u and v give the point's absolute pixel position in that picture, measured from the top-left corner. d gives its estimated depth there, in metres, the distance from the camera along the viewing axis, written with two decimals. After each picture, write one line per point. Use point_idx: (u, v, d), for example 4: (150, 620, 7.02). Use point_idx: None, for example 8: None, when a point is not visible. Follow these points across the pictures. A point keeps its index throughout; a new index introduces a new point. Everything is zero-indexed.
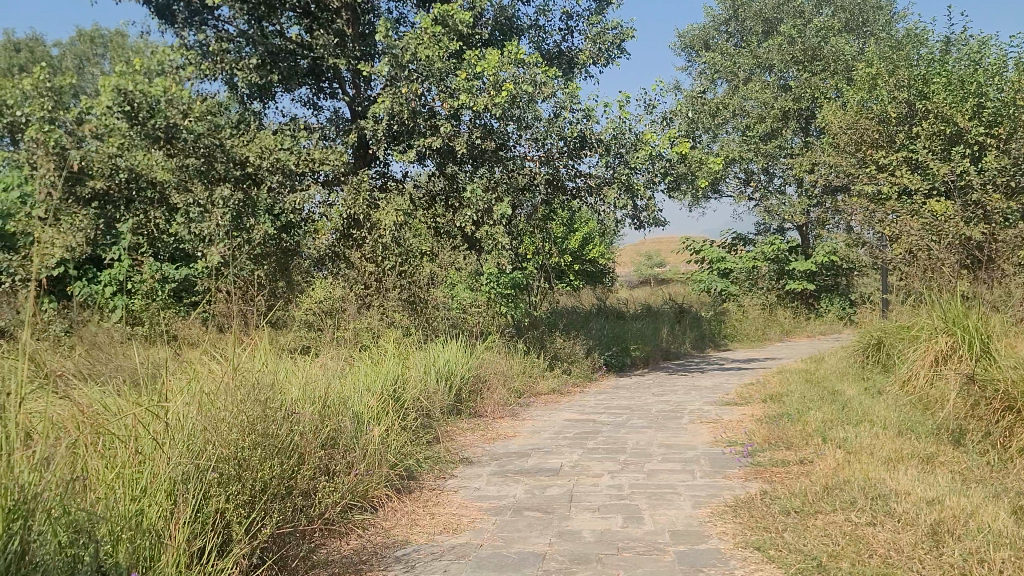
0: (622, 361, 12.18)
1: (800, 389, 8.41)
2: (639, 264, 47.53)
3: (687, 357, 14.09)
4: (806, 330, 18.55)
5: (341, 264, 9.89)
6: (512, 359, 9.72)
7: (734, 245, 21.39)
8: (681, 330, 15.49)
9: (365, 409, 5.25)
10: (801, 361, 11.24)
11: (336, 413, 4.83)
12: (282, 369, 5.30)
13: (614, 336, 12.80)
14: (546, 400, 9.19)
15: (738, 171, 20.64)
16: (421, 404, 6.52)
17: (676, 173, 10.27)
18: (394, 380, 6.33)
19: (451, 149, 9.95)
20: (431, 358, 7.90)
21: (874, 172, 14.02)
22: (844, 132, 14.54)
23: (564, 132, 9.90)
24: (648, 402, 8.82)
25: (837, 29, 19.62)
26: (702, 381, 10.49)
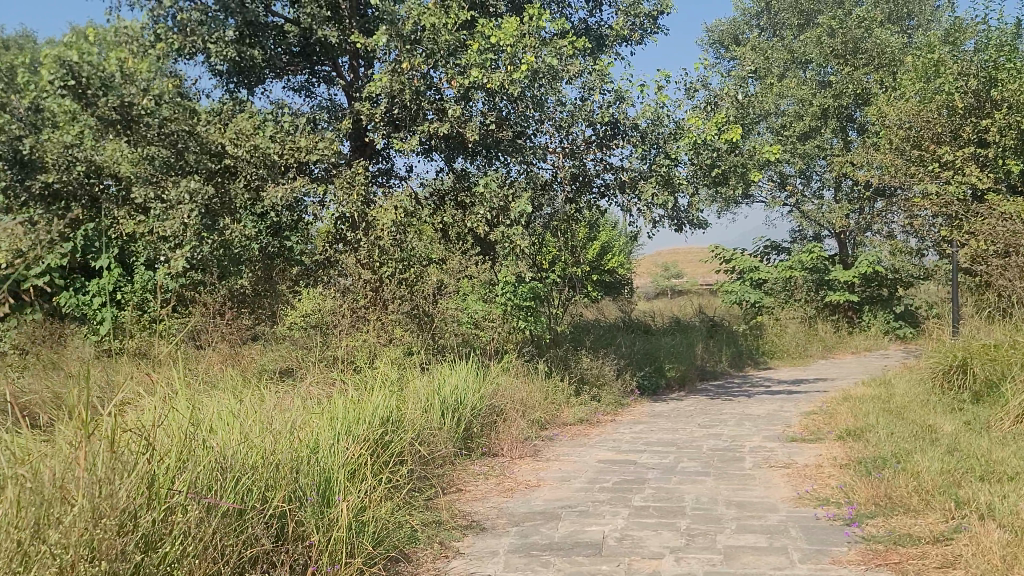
0: (657, 383, 10.73)
1: (884, 423, 6.95)
2: (657, 276, 45.93)
3: (726, 376, 12.62)
4: (850, 346, 17.03)
5: (334, 271, 8.48)
6: (532, 384, 8.30)
7: (766, 253, 19.98)
8: (716, 346, 14.01)
9: (339, 470, 3.81)
10: (865, 385, 9.75)
11: (293, 483, 3.48)
12: (224, 421, 3.84)
13: (646, 354, 11.34)
14: (573, 432, 7.76)
15: (771, 175, 19.20)
16: (418, 450, 5.10)
17: (723, 166, 8.83)
18: (382, 421, 4.89)
19: (461, 137, 8.51)
20: (435, 385, 6.50)
21: (934, 170, 12.56)
22: (899, 127, 13.07)
23: (592, 117, 8.50)
24: (696, 436, 7.38)
25: (881, 20, 18.12)
26: (753, 408, 9.04)
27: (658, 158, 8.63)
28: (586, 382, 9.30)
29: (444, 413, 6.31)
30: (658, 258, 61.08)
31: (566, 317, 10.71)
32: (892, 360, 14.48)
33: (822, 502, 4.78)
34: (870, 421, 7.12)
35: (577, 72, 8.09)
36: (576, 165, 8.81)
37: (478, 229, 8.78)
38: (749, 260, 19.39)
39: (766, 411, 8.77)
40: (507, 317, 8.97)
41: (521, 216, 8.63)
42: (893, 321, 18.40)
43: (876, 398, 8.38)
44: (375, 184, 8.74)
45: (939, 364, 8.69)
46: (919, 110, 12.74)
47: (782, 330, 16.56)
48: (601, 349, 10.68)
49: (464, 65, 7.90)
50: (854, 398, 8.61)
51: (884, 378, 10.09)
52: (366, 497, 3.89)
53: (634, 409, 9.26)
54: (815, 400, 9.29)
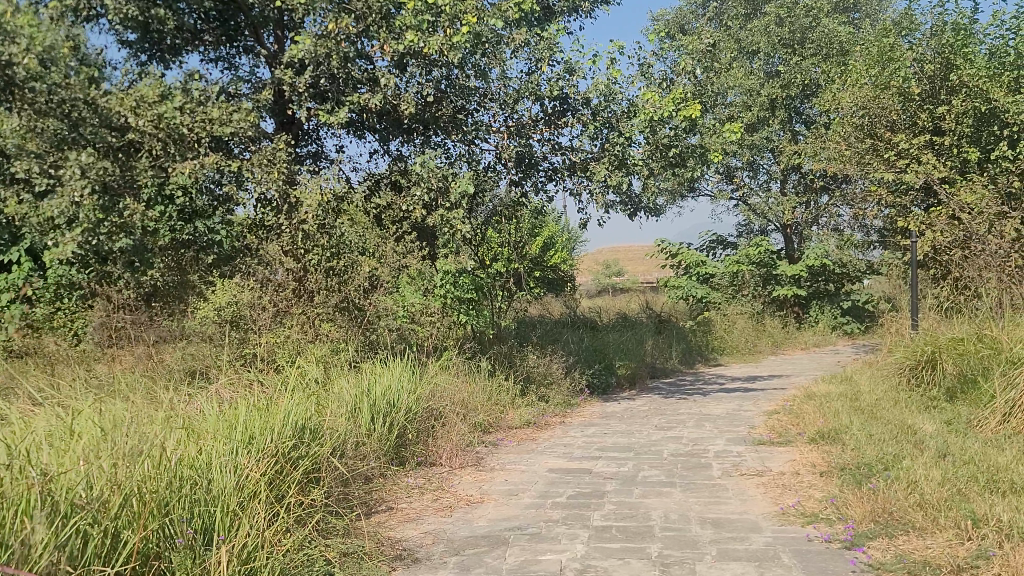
0: (606, 381, 10.05)
1: (859, 423, 6.38)
2: (598, 274, 45.57)
3: (677, 374, 12.04)
4: (799, 342, 16.65)
5: (252, 260, 7.54)
6: (474, 383, 7.55)
7: (712, 248, 19.54)
8: (665, 343, 13.43)
9: (228, 502, 3.17)
10: (826, 382, 9.23)
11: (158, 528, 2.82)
12: (95, 443, 3.16)
13: (594, 350, 10.66)
14: (519, 437, 7.03)
15: (718, 166, 18.68)
16: (338, 467, 4.37)
17: (680, 146, 8.18)
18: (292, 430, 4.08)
19: (394, 113, 7.76)
20: (364, 386, 5.73)
21: (889, 159, 12.15)
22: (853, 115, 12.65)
23: (539, 92, 7.80)
24: (654, 440, 6.71)
25: (829, 9, 17.80)
26: (710, 407, 8.42)
27: (611, 137, 7.94)
28: (533, 381, 8.57)
29: (373, 418, 5.53)
30: (599, 255, 60.83)
31: (509, 311, 9.97)
32: (844, 356, 14.09)
33: (811, 519, 4.14)
34: (843, 422, 6.53)
35: (523, 42, 7.46)
36: (521, 145, 8.10)
37: (415, 213, 7.98)
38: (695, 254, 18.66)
39: (725, 411, 8.17)
40: (447, 311, 8.19)
41: (461, 198, 7.88)
42: (840, 316, 18.16)
43: (841, 396, 7.84)
44: (299, 163, 7.89)
45: (906, 359, 8.19)
46: (873, 97, 12.32)
47: (731, 325, 16.09)
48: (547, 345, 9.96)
49: (399, 29, 7.10)
50: (818, 396, 8.05)
51: (844, 375, 9.59)
52: (257, 544, 3.13)
53: (585, 410, 8.57)
54: (775, 398, 8.72)
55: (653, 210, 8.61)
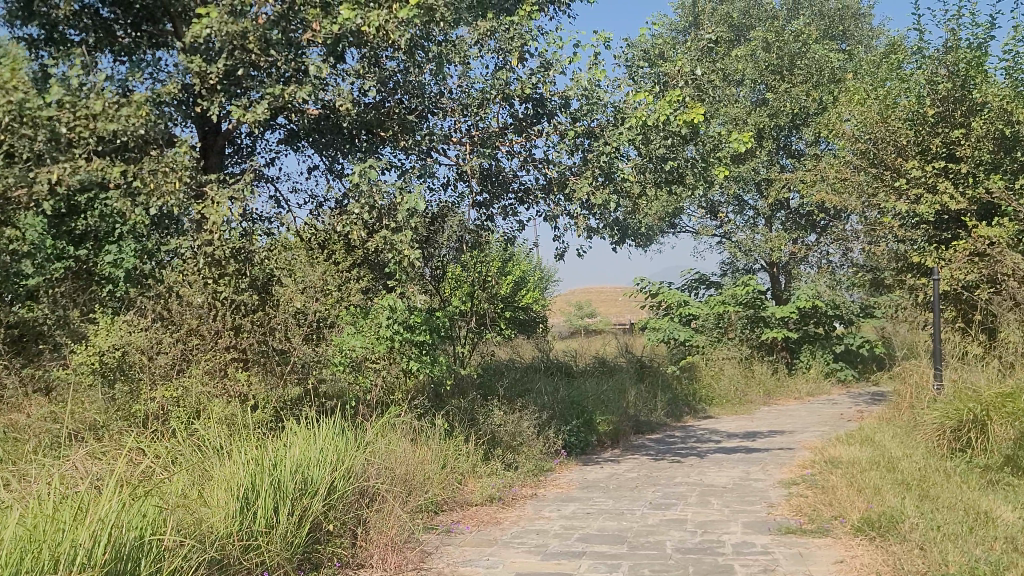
0: (585, 440, 8.62)
1: (915, 506, 4.99)
2: (570, 316, 44.29)
3: (664, 429, 10.63)
4: (790, 391, 15.34)
5: (147, 292, 6.04)
6: (424, 449, 6.09)
7: (694, 287, 18.27)
8: (649, 392, 12.03)
9: None
10: (844, 443, 7.87)
11: None
12: None
13: (572, 402, 9.23)
14: (478, 519, 5.57)
15: (702, 200, 17.47)
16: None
17: (680, 159, 6.82)
18: (78, 562, 2.68)
19: (333, 113, 6.45)
20: (266, 460, 4.26)
21: (899, 188, 10.96)
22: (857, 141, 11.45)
23: (508, 91, 6.45)
24: (652, 526, 5.27)
25: (818, 36, 16.76)
26: (712, 475, 7.01)
27: (594, 146, 6.59)
28: (500, 442, 7.11)
29: (277, 506, 4.10)
30: (572, 296, 59.58)
31: (471, 357, 8.50)
32: (846, 407, 12.76)
33: None
34: (891, 503, 5.15)
35: (488, 31, 6.21)
36: (485, 156, 6.75)
37: (354, 236, 6.56)
38: (677, 293, 17.28)
39: (732, 480, 6.77)
40: (393, 356, 6.76)
41: (412, 217, 6.45)
42: (832, 362, 16.98)
43: (872, 462, 6.48)
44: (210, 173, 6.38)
45: (947, 419, 6.86)
46: (882, 120, 11.16)
47: (718, 372, 14.73)
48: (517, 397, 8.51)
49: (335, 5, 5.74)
50: (843, 463, 6.67)
51: (862, 433, 8.26)
52: None
53: (562, 478, 7.12)
54: (787, 464, 7.34)
55: (642, 237, 7.27)
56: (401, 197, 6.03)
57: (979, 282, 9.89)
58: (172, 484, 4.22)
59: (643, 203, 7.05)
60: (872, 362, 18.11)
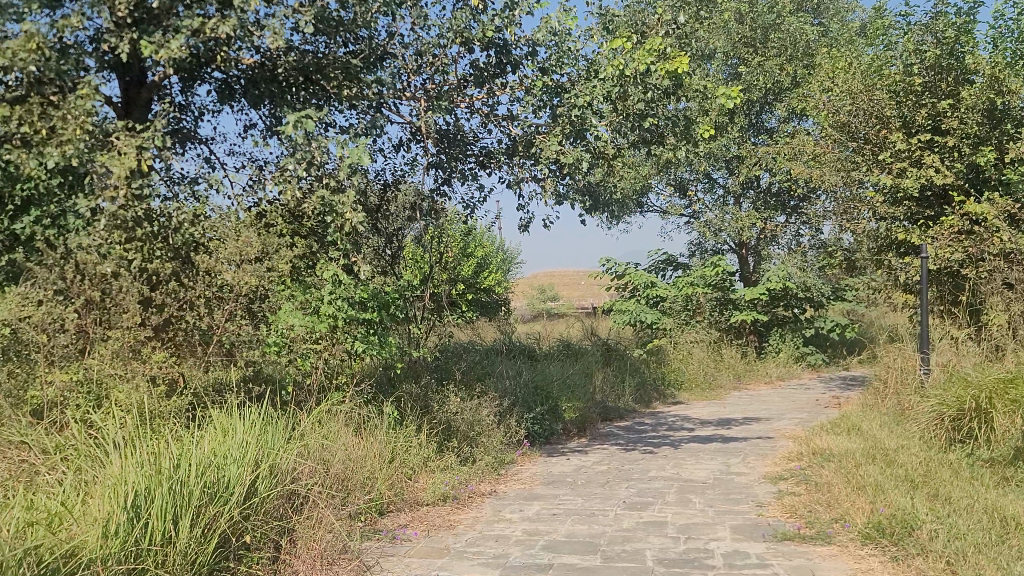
0: (550, 428, 7.93)
1: (928, 510, 4.37)
2: (532, 299, 43.66)
3: (633, 416, 10.00)
4: (760, 376, 14.82)
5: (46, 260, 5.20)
6: (367, 441, 5.37)
7: (661, 268, 17.67)
8: (617, 376, 11.39)
9: None
10: (830, 433, 7.28)
11: None
12: None
13: (535, 388, 8.54)
14: (427, 522, 4.86)
15: (671, 177, 16.85)
16: None
17: (658, 117, 6.10)
18: None
19: (266, 59, 5.63)
20: (165, 462, 3.56)
21: (882, 161, 10.39)
22: (839, 112, 10.85)
23: (467, 35, 5.68)
24: (627, 531, 4.59)
25: (793, 8, 16.15)
26: (690, 468, 6.36)
27: (563, 101, 5.87)
28: (456, 432, 6.38)
29: (178, 517, 3.40)
30: (536, 280, 59.02)
31: (427, 338, 7.76)
32: (820, 393, 12.25)
33: None
34: (900, 505, 4.51)
35: None
36: (443, 111, 6.00)
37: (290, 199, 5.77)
38: (644, 275, 16.62)
39: (712, 474, 6.12)
40: (336, 335, 6.01)
41: (357, 176, 5.68)
42: (801, 347, 16.52)
43: (868, 454, 5.87)
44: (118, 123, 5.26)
45: (946, 408, 6.27)
46: (866, 89, 10.56)
47: (687, 356, 14.14)
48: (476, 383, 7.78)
49: None
50: (834, 455, 6.06)
51: (848, 421, 7.68)
52: None
53: (524, 471, 6.42)
54: (770, 457, 6.73)
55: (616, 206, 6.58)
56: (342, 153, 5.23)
57: (966, 261, 9.37)
58: (49, 491, 3.47)
59: (618, 165, 6.35)
60: (841, 346, 17.72)
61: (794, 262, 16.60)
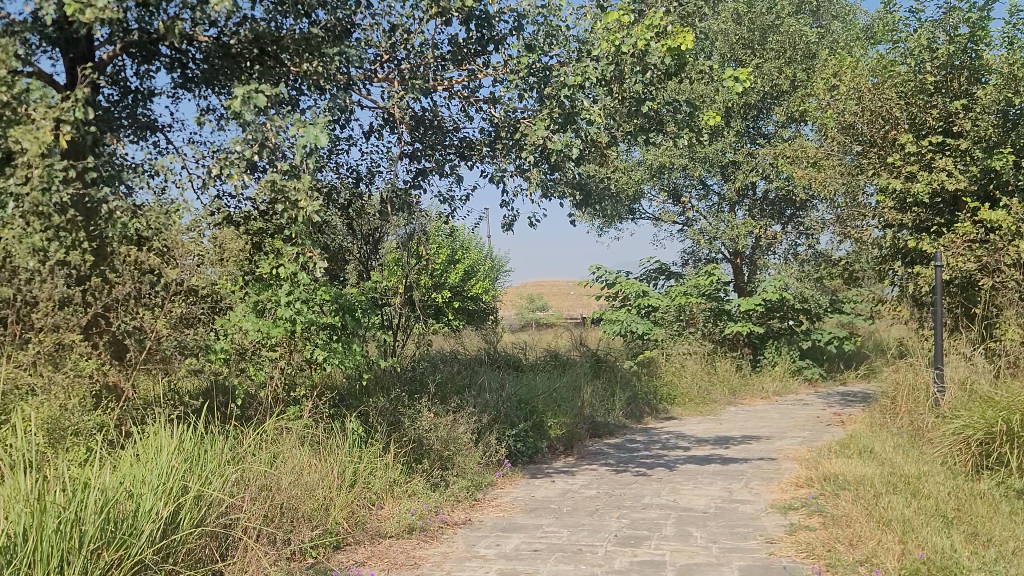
0: (534, 447, 7.29)
1: (973, 554, 3.74)
2: (521, 310, 43.06)
3: (624, 433, 9.36)
4: (756, 390, 14.22)
5: None
6: (324, 464, 4.71)
7: (653, 277, 17.07)
8: (607, 389, 10.75)
9: None
10: (841, 455, 6.66)
11: None
12: None
13: (519, 402, 7.90)
14: (389, 559, 4.20)
15: (665, 182, 16.26)
16: None
17: (658, 103, 5.48)
18: None
19: (218, 30, 4.99)
20: (56, 494, 2.94)
21: (890, 164, 9.82)
22: (845, 113, 10.27)
23: (445, 6, 5.05)
24: (621, 572, 3.94)
25: (792, 10, 15.62)
26: (688, 494, 5.74)
27: (552, 84, 5.26)
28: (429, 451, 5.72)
29: (63, 564, 2.80)
30: (525, 290, 58.39)
31: (401, 346, 7.12)
32: (819, 410, 11.66)
33: None
34: (936, 547, 3.89)
35: None
36: (419, 91, 5.39)
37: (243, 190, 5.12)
38: (636, 283, 15.86)
39: (713, 502, 5.49)
40: (294, 341, 5.36)
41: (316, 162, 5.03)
42: (797, 360, 15.95)
43: (888, 483, 5.26)
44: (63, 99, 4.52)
45: (974, 430, 5.66)
46: (874, 88, 9.99)
47: (680, 368, 13.52)
48: (453, 396, 7.12)
49: None
50: (849, 483, 5.44)
51: (858, 442, 7.07)
52: None
53: (503, 495, 5.77)
54: (776, 482, 6.10)
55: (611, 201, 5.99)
56: (292, 130, 4.50)
57: (980, 271, 8.79)
58: None
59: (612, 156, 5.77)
60: (838, 360, 17.18)
61: (791, 273, 16.05)
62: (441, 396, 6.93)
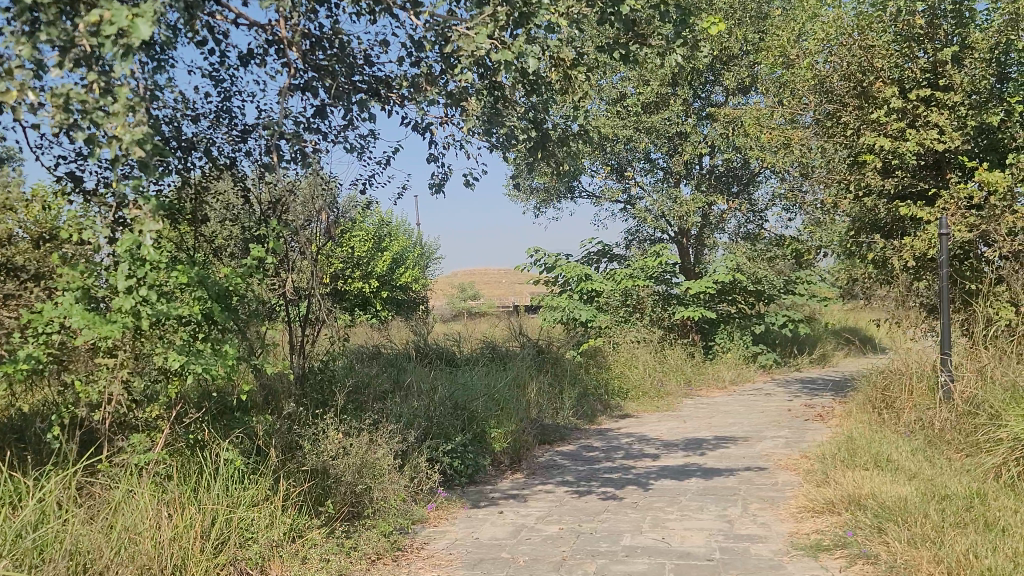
0: (475, 464, 5.89)
1: None
2: (453, 298, 41.55)
3: (577, 436, 8.03)
4: (712, 380, 13.10)
5: None
6: (166, 528, 3.28)
7: (596, 259, 15.80)
8: (553, 386, 9.40)
9: None
10: (853, 465, 5.44)
11: None
12: None
13: (454, 408, 6.48)
14: None
15: (607, 156, 14.96)
16: None
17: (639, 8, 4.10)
18: None
19: None
20: None
21: (872, 122, 8.61)
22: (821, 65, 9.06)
23: None
24: None
25: None
26: (678, 530, 4.41)
27: None
28: (336, 487, 4.33)
29: None
30: (456, 279, 56.84)
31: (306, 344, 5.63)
32: (787, 401, 10.56)
33: None
34: None
35: None
36: None
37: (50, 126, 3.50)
38: (578, 266, 14.44)
39: (715, 541, 4.18)
40: (138, 343, 3.87)
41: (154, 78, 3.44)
42: (751, 346, 14.90)
43: (942, 508, 4.04)
44: None
45: None
46: (853, 36, 8.82)
47: (631, 358, 12.28)
48: (367, 406, 5.66)
49: None
50: (889, 508, 4.19)
51: (864, 446, 5.88)
52: None
53: (437, 540, 4.36)
54: (783, 506, 4.83)
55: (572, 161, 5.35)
56: (96, 16, 2.82)
57: (979, 241, 7.70)
58: None
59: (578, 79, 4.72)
60: (789, 345, 16.26)
61: (742, 252, 14.98)
62: (353, 407, 5.48)
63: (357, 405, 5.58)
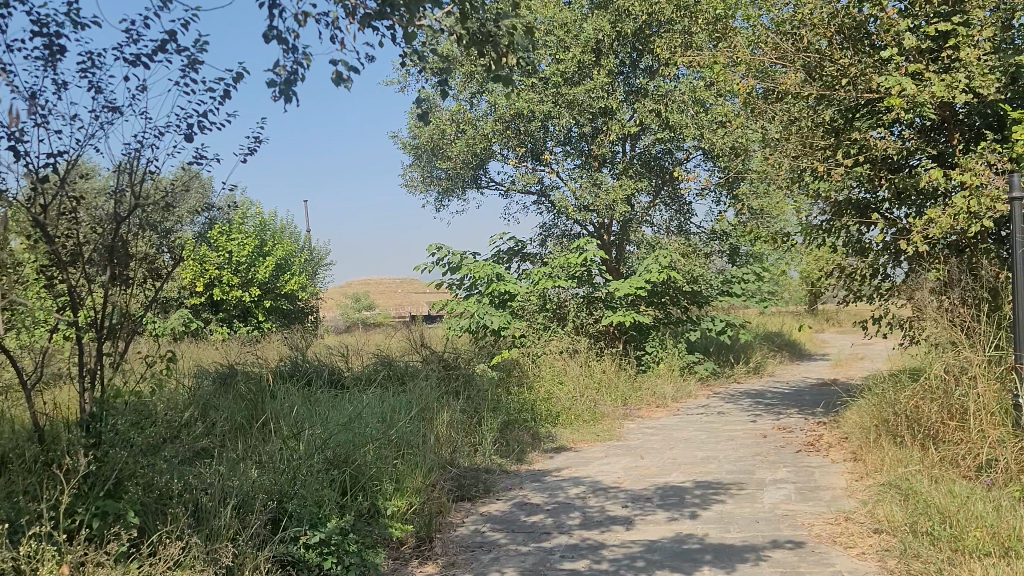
0: (359, 561, 3.66)
1: None
2: (343, 309, 38.70)
3: (508, 487, 5.84)
4: (649, 397, 11.18)
5: None
6: None
7: (509, 257, 13.69)
8: (467, 414, 7.20)
9: None
10: (968, 549, 3.44)
11: None
12: None
13: (326, 466, 4.22)
14: None
15: (520, 136, 12.94)
16: None
17: None
18: None
19: None
20: None
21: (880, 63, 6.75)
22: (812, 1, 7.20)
23: None
24: None
25: None
26: None
27: None
28: None
29: None
30: (347, 288, 53.85)
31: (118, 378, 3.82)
32: (752, 423, 8.65)
33: None
34: None
35: None
36: None
37: None
38: (487, 267, 12.14)
39: None
40: None
41: None
42: (686, 355, 13.06)
43: None
44: None
45: None
46: None
47: (556, 371, 10.23)
48: (170, 479, 3.36)
49: None
50: None
51: (956, 507, 3.91)
52: None
53: None
54: None
55: (512, 48, 3.80)
56: None
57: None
58: None
59: None
60: (723, 353, 14.56)
61: (675, 248, 13.17)
62: (138, 486, 3.25)
63: (148, 481, 3.26)
